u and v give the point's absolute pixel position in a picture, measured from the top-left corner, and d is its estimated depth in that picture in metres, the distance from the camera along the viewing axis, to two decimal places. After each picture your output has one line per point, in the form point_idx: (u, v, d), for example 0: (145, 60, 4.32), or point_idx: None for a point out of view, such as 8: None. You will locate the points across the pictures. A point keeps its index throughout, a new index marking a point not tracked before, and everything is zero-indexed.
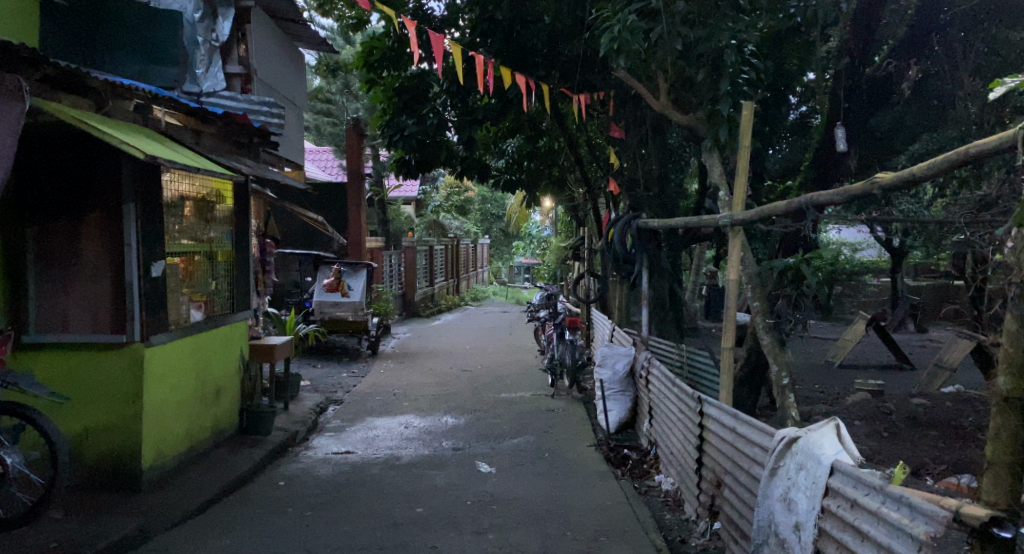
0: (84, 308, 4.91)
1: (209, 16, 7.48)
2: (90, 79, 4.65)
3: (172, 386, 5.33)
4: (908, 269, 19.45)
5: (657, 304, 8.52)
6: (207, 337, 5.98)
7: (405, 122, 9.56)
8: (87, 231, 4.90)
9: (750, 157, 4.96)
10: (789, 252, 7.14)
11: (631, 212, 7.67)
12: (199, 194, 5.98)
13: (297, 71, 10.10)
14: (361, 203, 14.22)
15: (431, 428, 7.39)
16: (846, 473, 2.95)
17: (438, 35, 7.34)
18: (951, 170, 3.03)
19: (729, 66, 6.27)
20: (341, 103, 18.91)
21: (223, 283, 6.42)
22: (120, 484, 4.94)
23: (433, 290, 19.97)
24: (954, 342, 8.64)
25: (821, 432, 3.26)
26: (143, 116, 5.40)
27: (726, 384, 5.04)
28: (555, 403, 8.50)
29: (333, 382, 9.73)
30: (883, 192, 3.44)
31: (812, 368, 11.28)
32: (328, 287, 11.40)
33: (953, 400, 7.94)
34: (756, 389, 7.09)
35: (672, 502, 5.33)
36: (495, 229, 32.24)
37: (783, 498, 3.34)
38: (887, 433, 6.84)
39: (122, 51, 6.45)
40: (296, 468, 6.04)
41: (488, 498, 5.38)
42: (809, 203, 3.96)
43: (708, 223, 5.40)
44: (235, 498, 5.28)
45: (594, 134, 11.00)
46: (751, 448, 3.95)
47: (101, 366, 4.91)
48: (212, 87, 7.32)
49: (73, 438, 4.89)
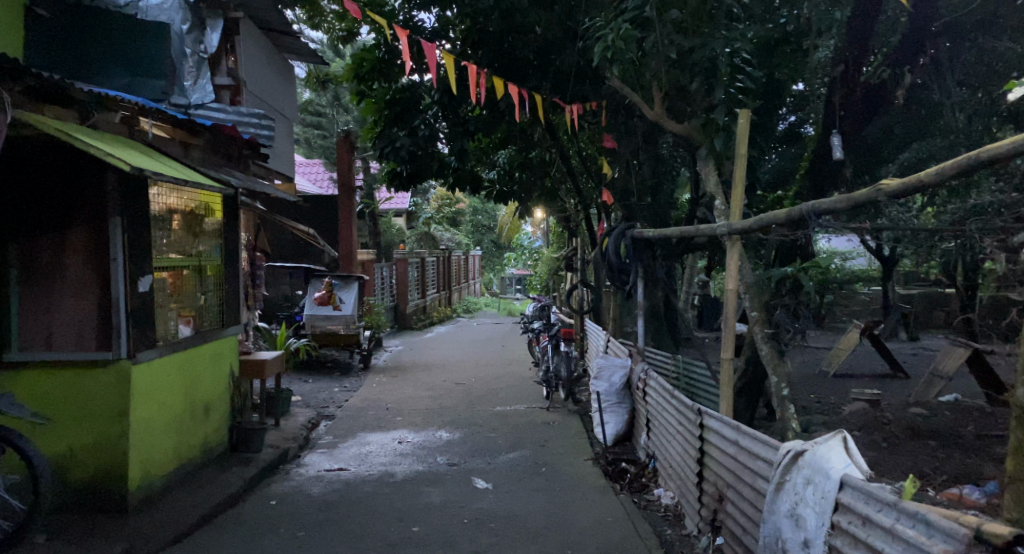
0: (69, 325, 4.79)
1: (196, 28, 7.38)
2: (77, 91, 4.57)
3: (160, 404, 5.21)
4: (897, 278, 19.54)
5: (652, 315, 8.45)
6: (196, 353, 5.86)
7: (396, 133, 9.44)
8: (71, 247, 4.78)
9: (747, 165, 4.87)
10: (785, 261, 7.07)
11: (624, 222, 7.57)
12: (187, 207, 5.87)
13: (287, 83, 10.00)
14: (353, 215, 14.10)
15: (425, 443, 7.28)
16: (858, 487, 2.88)
17: (430, 45, 7.28)
18: (963, 175, 2.98)
19: (724, 75, 6.25)
20: (331, 115, 18.85)
21: (212, 298, 6.30)
22: (107, 506, 4.80)
23: (424, 302, 19.85)
24: (949, 350, 8.55)
25: (829, 446, 3.19)
26: (129, 128, 5.28)
27: (727, 395, 4.94)
28: (551, 416, 8.40)
29: (324, 397, 9.59)
30: (888, 199, 3.38)
31: (807, 377, 11.24)
32: (320, 301, 11.27)
33: (950, 409, 7.89)
34: (753, 399, 7.03)
35: (673, 517, 5.22)
36: (486, 240, 32.27)
37: (791, 514, 3.25)
38: (886, 444, 6.77)
39: (108, 63, 6.35)
40: (287, 487, 5.91)
41: (485, 516, 5.26)
42: (811, 210, 3.86)
43: (704, 232, 5.31)
44: (226, 518, 5.15)
45: (586, 145, 10.95)
46: (754, 461, 3.86)
47: (88, 384, 4.78)
48: (201, 100, 7.19)
49: (58, 459, 4.77)
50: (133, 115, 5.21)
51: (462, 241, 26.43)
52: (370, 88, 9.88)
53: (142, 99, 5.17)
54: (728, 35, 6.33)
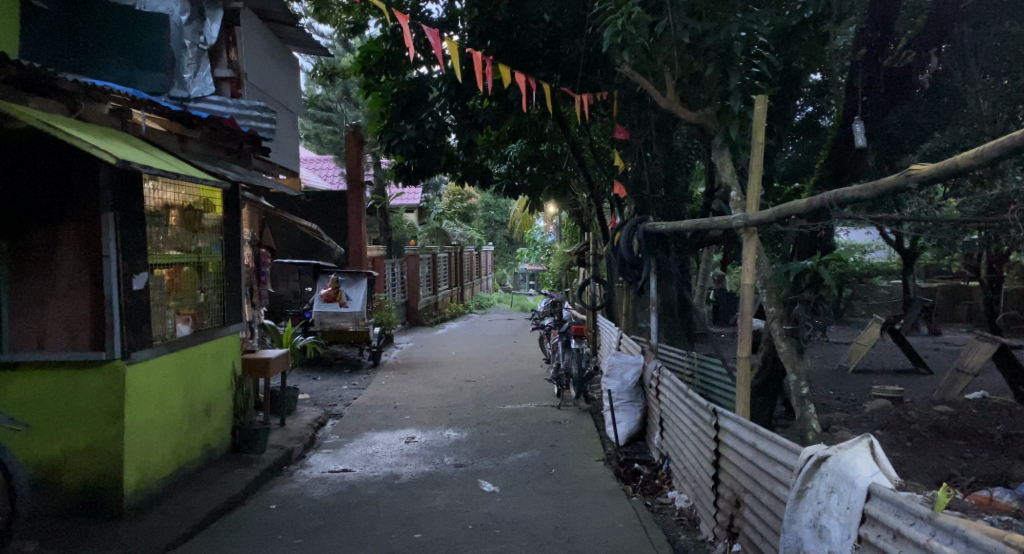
0: (63, 324, 4.64)
1: (197, 18, 7.22)
2: (62, 81, 4.42)
3: (158, 405, 5.06)
4: (918, 270, 19.19)
5: (666, 311, 8.23)
6: (196, 352, 5.71)
7: (403, 127, 9.24)
8: (63, 244, 4.63)
9: (763, 153, 4.62)
10: (804, 254, 6.81)
11: (636, 216, 7.33)
12: (185, 202, 5.71)
13: (291, 77, 9.84)
14: (363, 211, 13.93)
15: (433, 443, 7.10)
16: (888, 499, 2.67)
17: (434, 31, 6.99)
18: (1002, 158, 2.73)
19: (739, 61, 6.01)
20: (341, 111, 18.76)
21: (213, 295, 6.14)
22: (101, 510, 4.65)
23: (436, 298, 19.72)
24: (974, 345, 8.25)
25: (854, 452, 2.99)
26: (121, 120, 5.12)
27: (744, 395, 4.72)
28: (562, 415, 8.21)
29: (332, 395, 9.45)
30: (918, 186, 3.13)
31: (826, 373, 10.98)
32: (326, 298, 11.15)
33: (977, 406, 7.61)
34: (771, 398, 6.79)
35: (687, 521, 5.02)
36: (499, 236, 32.14)
37: (813, 524, 3.04)
38: (910, 444, 6.52)
39: (108, 56, 6.16)
40: (289, 489, 5.75)
41: (491, 522, 5.07)
42: (833, 199, 3.59)
43: (720, 224, 5.05)
44: (223, 523, 4.98)
45: (597, 136, 10.71)
46: (774, 466, 3.64)
47: (81, 386, 4.63)
48: (201, 92, 7.06)
49: (49, 463, 4.64)
50: (124, 107, 5.05)
51: (474, 236, 26.20)
52: (377, 81, 9.68)
53: (133, 91, 5.01)
54: (744, 18, 6.08)
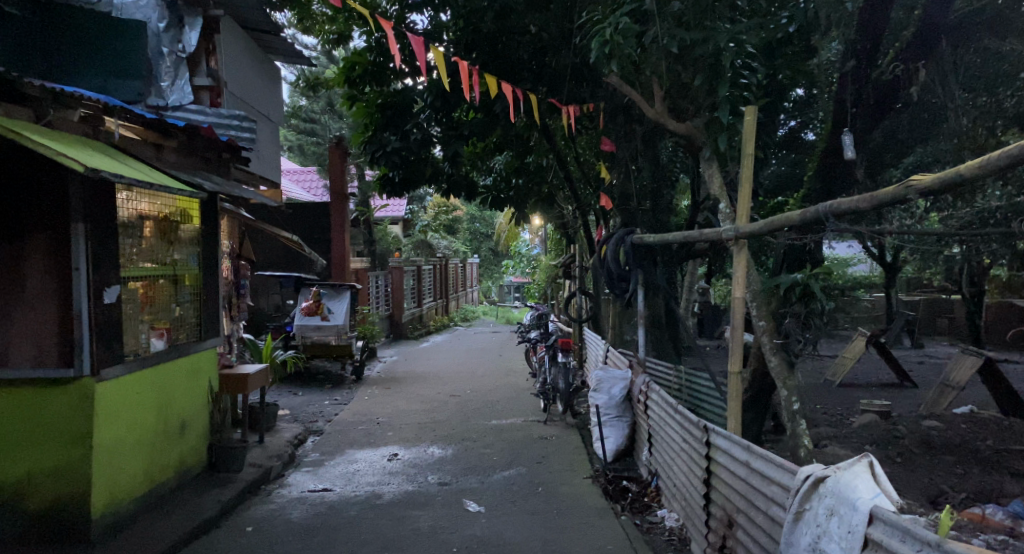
0: (29, 338, 4.44)
1: (175, 26, 7.06)
2: (27, 86, 4.25)
3: (129, 424, 4.87)
4: (900, 284, 19.39)
5: (653, 324, 8.11)
6: (170, 367, 5.51)
7: (388, 138, 9.09)
8: (30, 254, 4.44)
9: (754, 164, 4.51)
10: (792, 266, 6.72)
11: (624, 228, 7.22)
12: (161, 213, 5.55)
13: (274, 87, 9.75)
14: (346, 223, 13.74)
15: (417, 461, 6.93)
16: (892, 523, 2.56)
17: (420, 38, 6.68)
18: (1009, 167, 2.62)
19: (728, 72, 5.91)
20: (325, 122, 18.60)
21: (189, 309, 5.96)
22: (66, 535, 4.45)
23: (420, 311, 19.48)
24: (961, 358, 8.19)
25: (855, 472, 2.86)
26: (93, 128, 4.96)
27: (735, 411, 4.59)
28: (548, 430, 8.06)
29: (313, 411, 9.24)
30: (918, 197, 2.99)
31: (813, 387, 10.89)
32: (307, 311, 10.92)
33: (966, 421, 7.54)
34: (759, 413, 6.70)
35: (679, 541, 4.87)
36: (484, 248, 32.01)
37: (812, 547, 2.91)
38: (900, 459, 6.46)
39: (84, 64, 5.99)
40: (267, 510, 5.57)
41: (476, 544, 4.90)
42: (828, 211, 3.48)
43: (708, 236, 4.93)
44: (196, 548, 4.78)
45: (584, 149, 10.68)
46: (769, 486, 3.53)
47: (49, 403, 4.45)
48: (179, 101, 6.86)
49: (14, 483, 4.46)
50: (94, 113, 4.86)
51: (459, 249, 26.06)
52: (362, 92, 9.52)
53: (104, 97, 4.83)
54: (732, 29, 5.99)
